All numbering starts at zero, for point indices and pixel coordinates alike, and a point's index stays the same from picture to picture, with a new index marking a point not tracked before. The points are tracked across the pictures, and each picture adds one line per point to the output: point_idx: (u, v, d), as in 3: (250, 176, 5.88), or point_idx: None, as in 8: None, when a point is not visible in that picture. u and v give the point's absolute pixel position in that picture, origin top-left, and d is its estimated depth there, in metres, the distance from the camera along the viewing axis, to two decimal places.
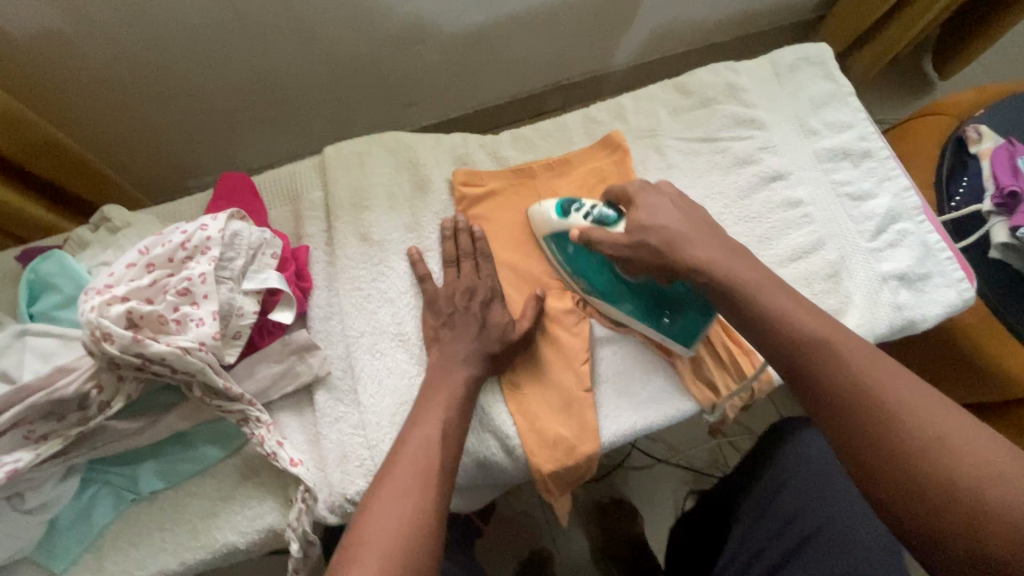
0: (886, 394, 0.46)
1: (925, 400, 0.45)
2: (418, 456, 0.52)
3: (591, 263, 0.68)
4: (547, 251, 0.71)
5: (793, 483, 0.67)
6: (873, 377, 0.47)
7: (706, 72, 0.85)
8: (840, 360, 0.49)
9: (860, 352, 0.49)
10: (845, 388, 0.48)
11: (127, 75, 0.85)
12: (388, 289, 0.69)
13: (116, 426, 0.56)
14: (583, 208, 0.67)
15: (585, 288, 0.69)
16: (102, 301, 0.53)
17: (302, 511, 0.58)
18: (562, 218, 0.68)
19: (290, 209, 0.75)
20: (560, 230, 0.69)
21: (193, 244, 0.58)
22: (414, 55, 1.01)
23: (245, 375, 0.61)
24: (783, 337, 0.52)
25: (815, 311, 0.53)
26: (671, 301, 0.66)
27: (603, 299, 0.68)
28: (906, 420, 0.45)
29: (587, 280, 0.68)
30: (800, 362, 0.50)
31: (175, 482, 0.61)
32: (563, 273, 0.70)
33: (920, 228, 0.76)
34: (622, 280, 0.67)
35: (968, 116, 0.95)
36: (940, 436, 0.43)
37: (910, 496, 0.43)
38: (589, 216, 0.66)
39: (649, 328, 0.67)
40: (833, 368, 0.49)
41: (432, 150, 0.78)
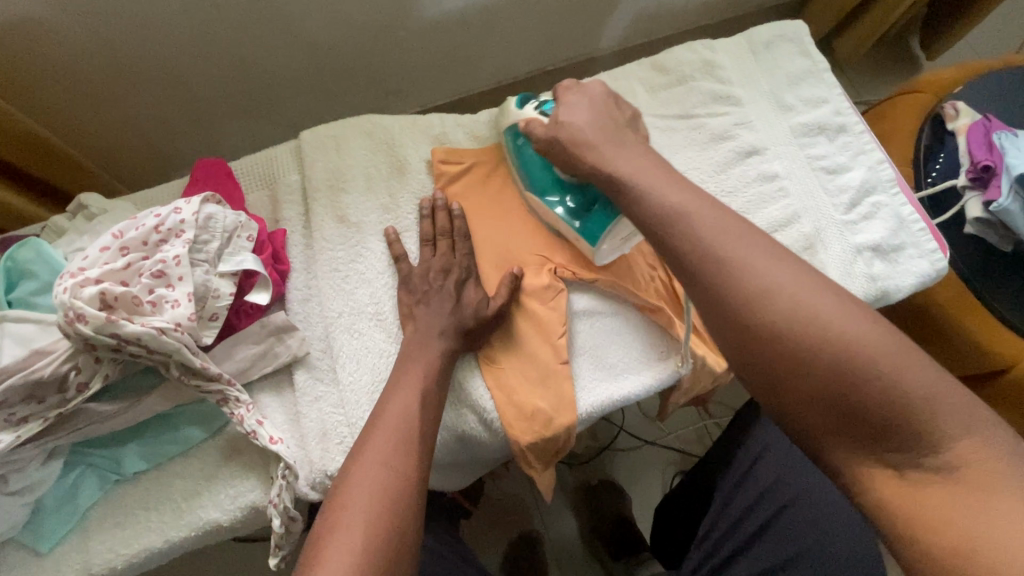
0: (766, 281, 0.44)
1: (799, 281, 0.44)
2: (396, 427, 0.53)
3: (534, 158, 0.71)
4: (505, 146, 0.75)
5: (764, 460, 0.68)
6: (755, 264, 0.45)
7: (684, 50, 0.85)
8: (727, 255, 0.46)
9: (740, 238, 0.46)
10: (734, 284, 0.45)
11: (106, 65, 0.84)
12: (365, 269, 0.70)
13: (96, 408, 0.57)
14: (535, 102, 0.72)
15: (525, 182, 0.72)
16: (75, 283, 0.53)
17: (284, 487, 0.59)
18: (518, 109, 0.72)
19: (268, 193, 0.75)
20: (512, 122, 0.73)
21: (167, 227, 0.59)
22: (395, 41, 1.01)
23: (224, 356, 0.62)
24: (719, 288, 0.45)
25: (759, 246, 0.46)
26: (590, 204, 0.68)
27: (536, 193, 0.71)
28: (786, 307, 0.43)
29: (528, 173, 0.72)
30: (687, 259, 0.48)
31: (157, 463, 0.61)
32: (512, 166, 0.74)
33: (894, 201, 0.77)
34: (558, 176, 0.70)
35: (948, 93, 0.95)
36: (812, 313, 0.42)
37: (785, 378, 0.42)
38: (538, 108, 0.70)
39: (564, 225, 0.70)
40: (722, 264, 0.46)
41: (410, 132, 0.78)
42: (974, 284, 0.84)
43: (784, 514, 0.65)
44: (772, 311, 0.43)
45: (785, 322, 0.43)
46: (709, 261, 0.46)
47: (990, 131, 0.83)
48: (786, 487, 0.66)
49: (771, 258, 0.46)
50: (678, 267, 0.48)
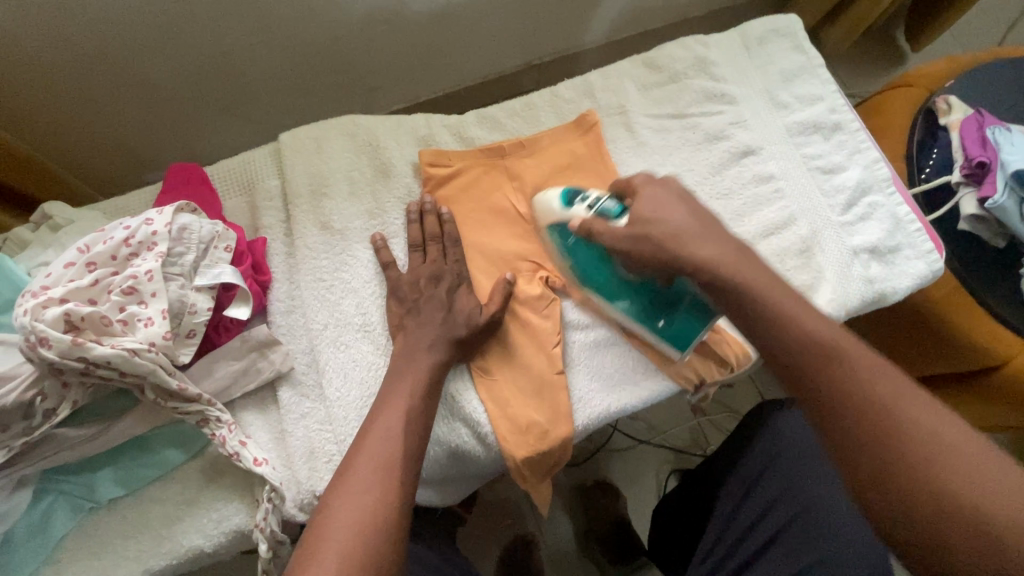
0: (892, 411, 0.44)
1: (928, 416, 0.44)
2: (381, 450, 0.51)
3: (594, 260, 0.65)
4: (548, 241, 0.68)
5: (771, 469, 0.67)
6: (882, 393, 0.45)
7: (676, 46, 0.83)
8: (850, 372, 0.47)
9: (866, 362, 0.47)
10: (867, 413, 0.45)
11: (69, 69, 0.79)
12: (351, 279, 0.67)
13: (66, 434, 0.54)
14: (588, 199, 0.64)
15: (585, 284, 0.66)
16: (36, 304, 0.50)
17: (269, 511, 0.57)
18: (566, 208, 0.65)
19: (246, 199, 0.72)
20: (562, 221, 0.65)
21: (137, 240, 0.55)
22: (378, 35, 0.97)
23: (203, 375, 0.59)
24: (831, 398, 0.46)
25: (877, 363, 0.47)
26: (668, 304, 0.63)
27: (603, 296, 0.66)
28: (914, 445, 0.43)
29: (587, 277, 0.66)
30: (809, 381, 0.48)
31: (135, 488, 0.58)
32: (560, 262, 0.67)
33: (890, 201, 0.76)
34: (626, 280, 0.64)
35: (939, 87, 0.94)
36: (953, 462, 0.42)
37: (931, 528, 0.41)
38: (594, 208, 0.63)
39: (644, 329, 0.65)
40: (850, 390, 0.46)
41: (394, 133, 0.75)
42: (967, 281, 0.83)
43: (792, 526, 0.64)
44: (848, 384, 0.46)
45: (861, 395, 0.45)
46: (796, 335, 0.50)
47: (982, 125, 0.83)
48: (795, 498, 0.65)
49: (877, 364, 0.47)
50: (793, 379, 0.49)
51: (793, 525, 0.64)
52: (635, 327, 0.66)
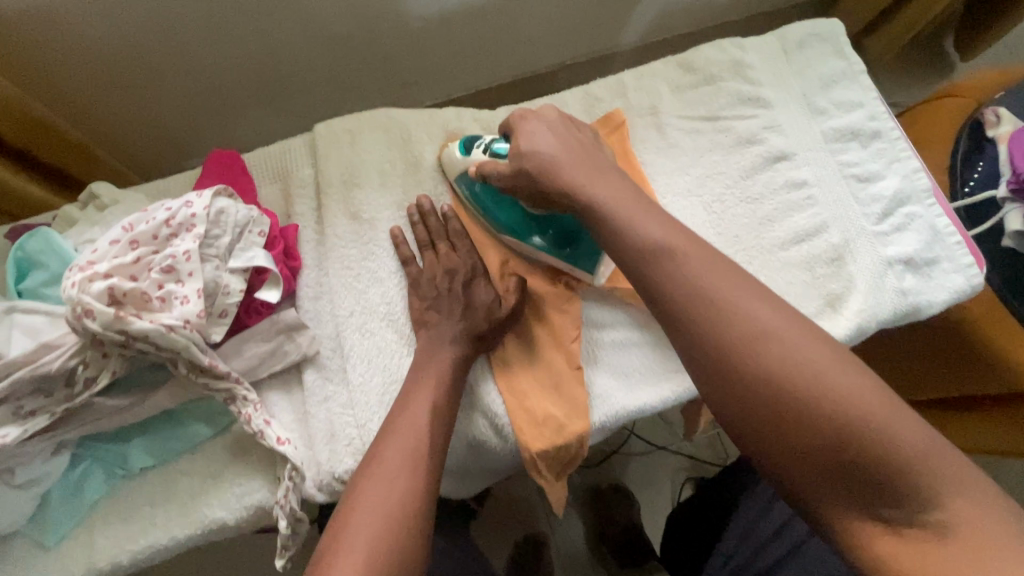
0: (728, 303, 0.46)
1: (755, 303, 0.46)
2: (406, 442, 0.52)
3: (498, 201, 0.68)
4: (459, 195, 0.72)
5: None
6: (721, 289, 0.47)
7: (711, 48, 0.82)
8: (690, 271, 0.48)
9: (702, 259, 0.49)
10: (704, 305, 0.47)
11: (120, 55, 0.83)
12: (378, 268, 0.68)
13: (103, 403, 0.56)
14: (483, 143, 0.69)
15: (495, 227, 0.69)
16: (84, 277, 0.52)
17: (290, 489, 0.58)
18: (465, 156, 0.70)
19: (280, 186, 0.74)
20: (464, 170, 0.70)
21: (178, 221, 0.57)
22: (413, 32, 0.98)
23: (233, 354, 0.61)
24: (677, 296, 0.48)
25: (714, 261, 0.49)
26: (565, 232, 0.66)
27: (512, 235, 0.68)
28: (747, 329, 0.45)
29: (491, 214, 0.69)
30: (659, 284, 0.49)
31: (165, 459, 0.61)
32: (478, 216, 0.70)
33: (929, 212, 0.73)
34: (526, 214, 0.67)
35: (987, 97, 0.90)
36: (778, 341, 0.44)
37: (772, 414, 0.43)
38: (487, 148, 0.67)
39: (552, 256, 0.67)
40: (692, 288, 0.47)
41: (426, 127, 0.76)
42: (1008, 297, 0.80)
43: (811, 538, 0.62)
44: (797, 408, 0.42)
45: (700, 293, 0.47)
46: (744, 360, 0.44)
47: None
48: None
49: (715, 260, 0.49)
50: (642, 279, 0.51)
51: (811, 536, 0.62)
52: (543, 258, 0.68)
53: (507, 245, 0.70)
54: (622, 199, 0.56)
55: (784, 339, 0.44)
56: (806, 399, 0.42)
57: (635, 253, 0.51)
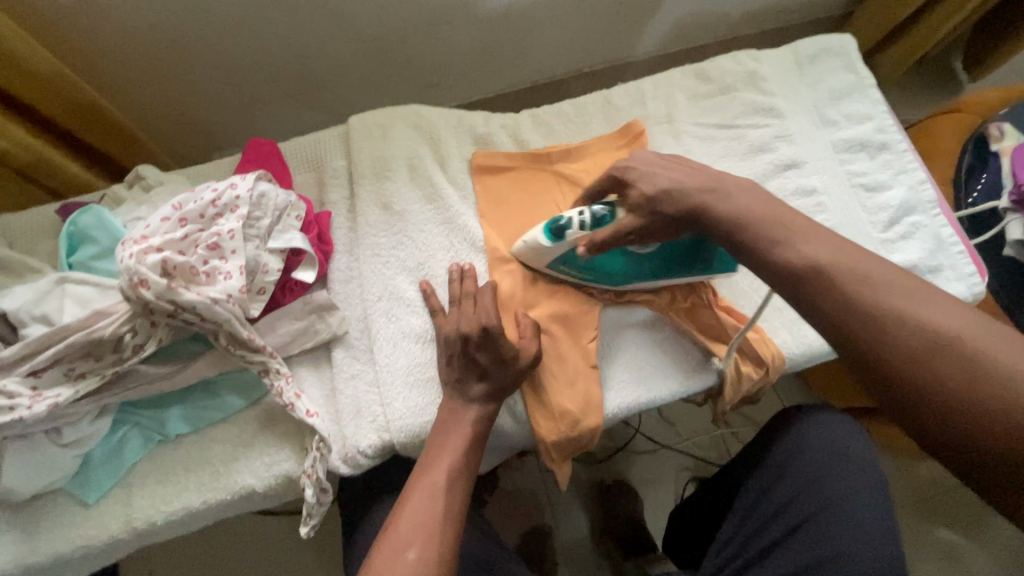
0: (883, 307, 0.44)
1: (908, 299, 0.44)
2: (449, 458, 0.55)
3: (606, 262, 0.67)
4: (560, 273, 0.69)
5: (789, 469, 0.69)
6: (868, 296, 0.45)
7: (728, 60, 0.86)
8: (830, 280, 0.47)
9: (865, 264, 0.47)
10: (850, 312, 0.45)
11: (165, 45, 0.88)
12: (406, 257, 0.72)
13: (146, 370, 0.60)
14: (572, 220, 0.65)
15: (626, 281, 0.68)
16: (139, 250, 0.56)
17: (318, 459, 0.61)
18: (558, 242, 0.65)
19: (314, 176, 0.78)
20: (563, 253, 0.67)
21: (224, 202, 0.61)
22: (441, 35, 1.03)
23: (268, 330, 0.64)
24: (825, 306, 0.47)
25: (869, 261, 0.47)
26: (693, 252, 0.67)
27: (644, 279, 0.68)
28: (899, 329, 0.43)
29: (605, 276, 0.68)
30: (803, 291, 0.49)
31: (198, 427, 0.64)
32: (600, 282, 0.69)
33: (934, 222, 0.77)
34: (643, 255, 0.67)
35: (993, 114, 0.94)
36: (953, 337, 0.41)
37: (951, 415, 0.39)
38: (584, 225, 0.64)
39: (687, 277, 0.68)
40: (843, 296, 0.46)
41: (453, 127, 0.80)
42: (1008, 306, 0.83)
43: (807, 524, 0.65)
44: (997, 413, 0.38)
45: (844, 303, 0.46)
46: (926, 365, 0.41)
47: None
48: (812, 497, 0.66)
49: (877, 262, 0.47)
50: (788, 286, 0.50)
51: (807, 522, 0.65)
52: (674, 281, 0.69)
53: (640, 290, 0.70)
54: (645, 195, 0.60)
55: (970, 342, 0.40)
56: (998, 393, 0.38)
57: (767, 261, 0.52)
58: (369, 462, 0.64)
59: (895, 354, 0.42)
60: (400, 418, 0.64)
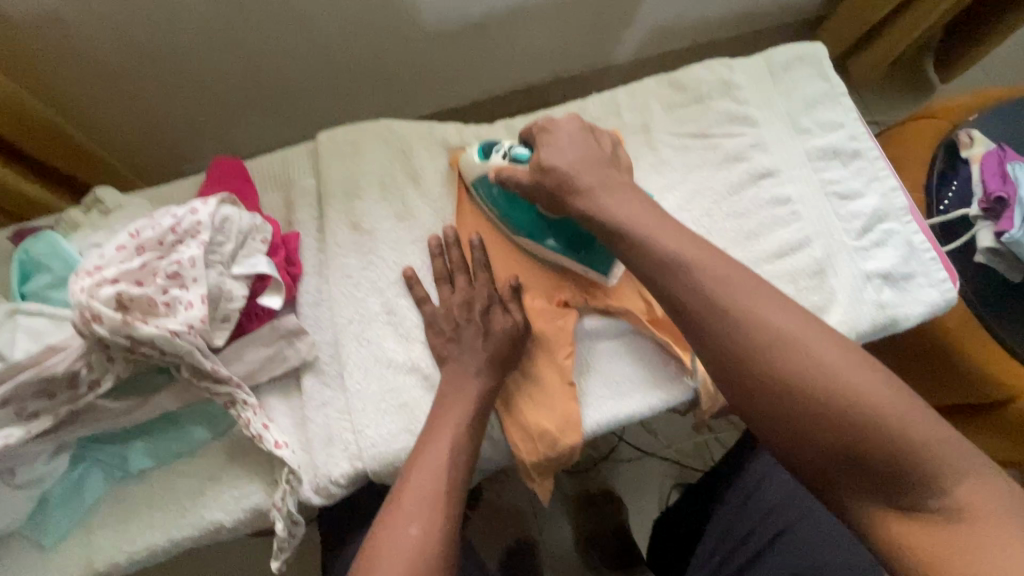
0: (745, 316, 0.49)
1: (767, 308, 0.49)
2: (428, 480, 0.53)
3: (512, 202, 0.70)
4: (474, 196, 0.74)
5: (771, 476, 0.70)
6: (733, 305, 0.49)
7: (702, 68, 0.85)
8: (703, 286, 0.51)
9: (731, 273, 0.51)
10: (719, 320, 0.49)
11: (127, 59, 0.85)
12: (377, 278, 0.70)
13: (106, 406, 0.57)
14: (502, 149, 0.69)
15: (513, 229, 0.71)
16: (92, 283, 0.54)
17: (287, 492, 0.60)
18: (483, 161, 0.70)
19: (282, 195, 0.76)
20: (480, 174, 0.71)
21: (183, 228, 0.59)
22: (414, 43, 1.01)
23: (235, 358, 0.62)
24: (696, 311, 0.51)
25: (737, 271, 0.51)
26: (582, 237, 0.68)
27: (530, 238, 0.70)
28: (759, 340, 0.48)
29: (506, 215, 0.71)
30: (680, 297, 0.52)
31: (163, 462, 0.62)
32: (493, 215, 0.72)
33: (906, 229, 0.77)
34: (543, 217, 0.69)
35: (962, 122, 0.94)
36: (801, 350, 0.46)
37: (791, 420, 0.45)
38: (507, 155, 0.68)
39: (568, 258, 0.69)
40: (715, 305, 0.50)
41: (425, 140, 0.78)
42: (981, 311, 0.84)
43: (791, 530, 0.66)
44: (822, 415, 0.44)
45: (712, 310, 0.50)
46: (777, 374, 0.46)
47: (1004, 161, 0.83)
48: (794, 504, 0.68)
49: (742, 272, 0.51)
50: (667, 293, 0.53)
51: (789, 530, 0.66)
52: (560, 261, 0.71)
53: (526, 246, 0.71)
54: (621, 207, 0.59)
55: (799, 342, 0.47)
56: (831, 401, 0.44)
57: (648, 263, 0.55)
58: (342, 491, 0.63)
59: (755, 363, 0.47)
60: (373, 446, 0.62)
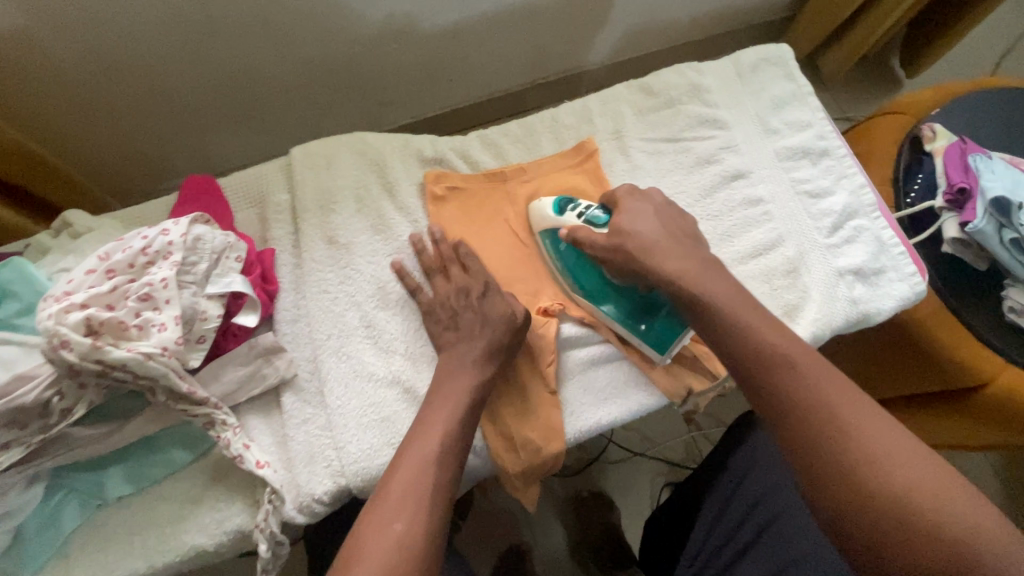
0: (841, 422, 0.52)
1: (867, 420, 0.52)
2: (409, 491, 0.52)
3: (580, 263, 0.71)
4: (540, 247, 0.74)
5: (752, 474, 0.70)
6: (828, 410, 0.53)
7: (672, 73, 0.86)
8: (799, 386, 0.55)
9: (825, 379, 0.55)
10: (814, 422, 0.53)
11: (97, 77, 0.84)
12: (355, 292, 0.70)
13: (80, 433, 0.56)
14: (578, 207, 0.71)
15: (573, 290, 0.71)
16: (59, 309, 0.52)
17: (269, 512, 0.59)
18: (558, 215, 0.72)
19: (256, 211, 0.75)
20: (553, 228, 0.72)
21: (155, 249, 0.58)
22: (388, 53, 1.01)
23: (211, 379, 0.62)
24: (788, 410, 0.54)
25: (830, 378, 0.55)
26: (647, 310, 0.69)
27: (589, 298, 0.70)
28: (852, 447, 0.51)
29: (570, 274, 0.71)
30: (779, 398, 0.55)
31: (142, 487, 0.61)
32: (555, 272, 0.73)
33: (875, 225, 0.79)
34: (610, 284, 0.70)
35: (926, 114, 0.97)
36: (891, 465, 0.49)
37: (880, 531, 0.48)
38: (583, 216, 0.71)
39: (627, 331, 0.69)
40: (811, 407, 0.54)
41: (400, 152, 0.79)
42: (950, 301, 0.86)
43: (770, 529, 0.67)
44: (923, 526, 0.46)
45: (806, 410, 0.54)
46: (868, 485, 0.49)
47: (965, 152, 0.86)
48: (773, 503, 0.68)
49: (836, 381, 0.55)
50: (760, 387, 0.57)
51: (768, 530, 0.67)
52: (616, 330, 0.70)
53: (582, 308, 0.71)
54: None
55: (889, 456, 0.50)
56: (921, 520, 0.46)
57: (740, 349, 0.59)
58: (325, 509, 0.62)
59: (848, 470, 0.50)
60: (356, 461, 0.62)
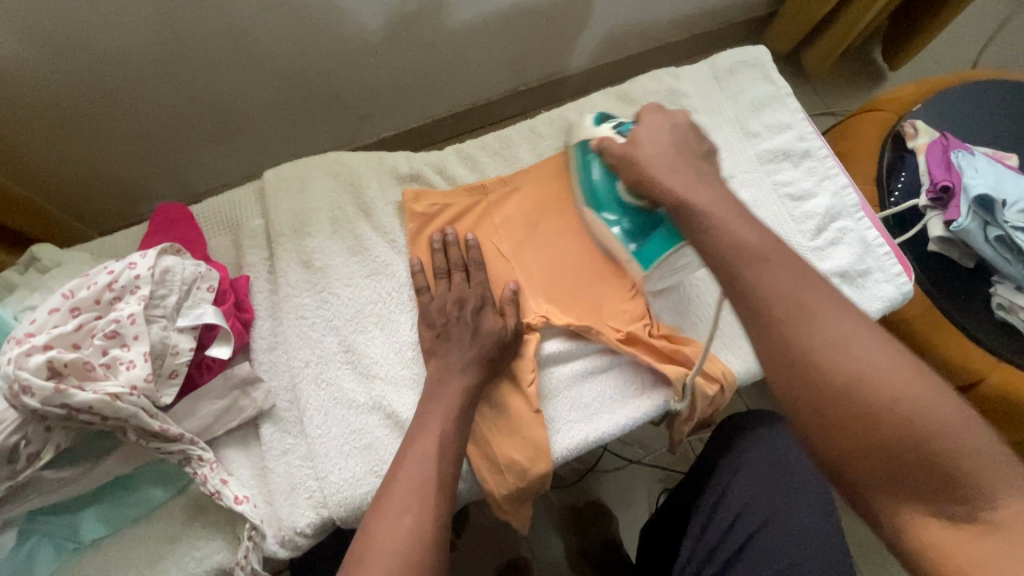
0: (807, 311, 0.47)
1: (834, 311, 0.47)
2: (397, 531, 0.48)
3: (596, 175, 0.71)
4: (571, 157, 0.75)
5: (738, 479, 0.69)
6: (792, 301, 0.47)
7: (649, 79, 0.85)
8: (763, 279, 0.49)
9: (793, 271, 0.49)
10: (777, 313, 0.47)
11: (66, 105, 0.82)
12: (332, 316, 0.69)
13: (50, 476, 0.55)
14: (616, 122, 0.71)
15: (584, 197, 0.72)
16: (21, 352, 0.51)
17: (250, 549, 0.58)
18: (596, 125, 0.72)
19: (230, 237, 0.74)
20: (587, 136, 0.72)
21: (121, 284, 0.57)
22: (365, 67, 0.99)
23: (186, 414, 0.60)
24: (752, 303, 0.49)
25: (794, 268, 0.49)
26: (646, 226, 0.67)
27: (594, 209, 0.71)
28: (816, 337, 0.46)
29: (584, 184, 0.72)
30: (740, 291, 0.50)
31: (117, 527, 0.59)
32: (574, 177, 0.74)
33: (859, 225, 0.78)
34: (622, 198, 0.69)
35: (908, 111, 0.96)
36: (856, 353, 0.44)
37: (841, 423, 0.43)
38: (616, 128, 0.70)
39: (620, 243, 0.69)
40: (776, 297, 0.48)
41: (375, 171, 0.77)
42: (938, 299, 0.85)
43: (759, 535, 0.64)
44: (890, 414, 0.42)
45: (769, 302, 0.48)
46: (832, 375, 0.44)
47: (947, 149, 0.85)
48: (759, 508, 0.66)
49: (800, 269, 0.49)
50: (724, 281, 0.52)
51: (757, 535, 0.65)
52: (614, 243, 0.70)
53: (589, 217, 0.72)
54: None
55: (856, 346, 0.45)
56: (884, 408, 0.42)
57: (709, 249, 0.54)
58: (308, 541, 0.61)
59: (811, 362, 0.45)
60: (337, 492, 0.61)
